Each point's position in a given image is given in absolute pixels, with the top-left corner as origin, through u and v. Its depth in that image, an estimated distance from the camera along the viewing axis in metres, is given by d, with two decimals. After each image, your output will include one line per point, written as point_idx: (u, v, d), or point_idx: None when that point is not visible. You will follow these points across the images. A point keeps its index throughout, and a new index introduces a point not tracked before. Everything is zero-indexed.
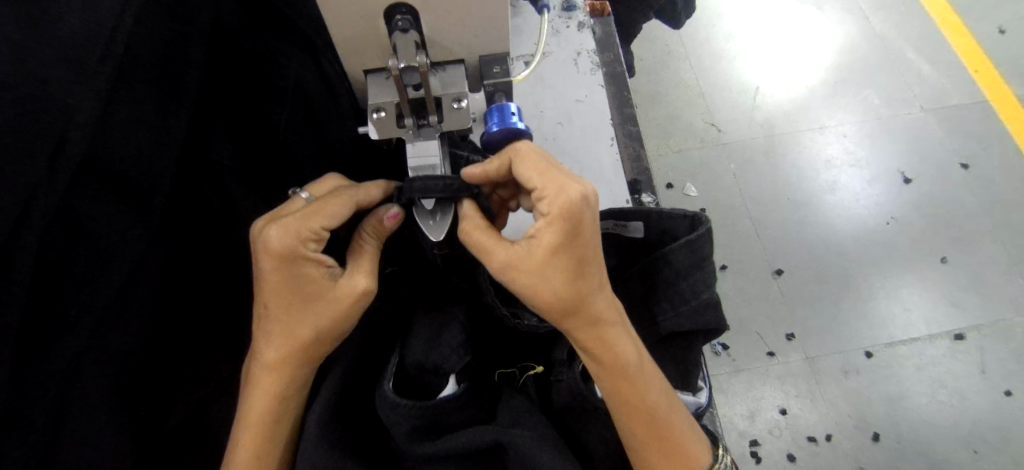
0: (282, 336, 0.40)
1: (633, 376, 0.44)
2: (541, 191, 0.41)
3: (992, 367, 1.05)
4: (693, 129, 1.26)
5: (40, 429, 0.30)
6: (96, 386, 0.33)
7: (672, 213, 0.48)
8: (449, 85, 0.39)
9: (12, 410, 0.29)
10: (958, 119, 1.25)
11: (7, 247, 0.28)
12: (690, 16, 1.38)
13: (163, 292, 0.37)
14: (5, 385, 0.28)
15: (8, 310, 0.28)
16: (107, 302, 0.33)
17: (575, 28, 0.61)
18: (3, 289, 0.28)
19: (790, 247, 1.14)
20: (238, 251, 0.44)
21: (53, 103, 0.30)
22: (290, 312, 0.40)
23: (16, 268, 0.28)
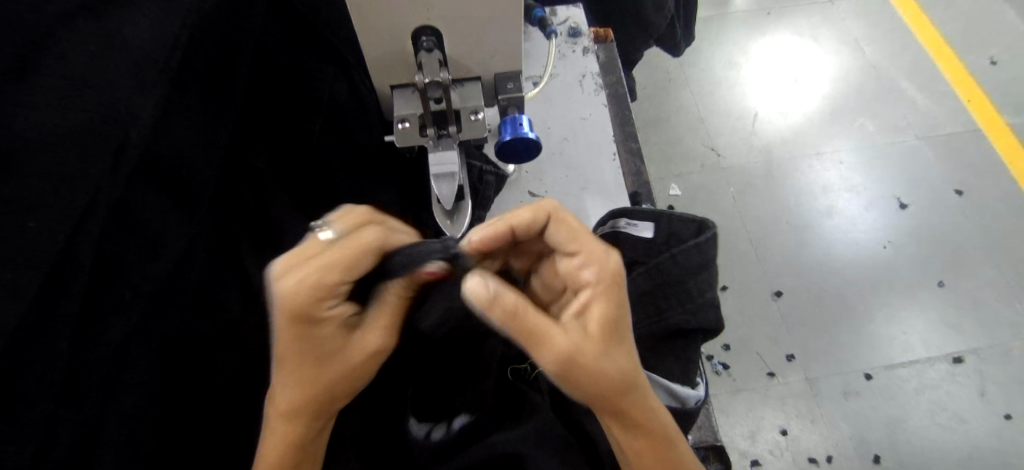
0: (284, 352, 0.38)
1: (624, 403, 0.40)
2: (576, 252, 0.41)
3: (992, 391, 1.39)
4: (703, 169, 1.68)
5: (93, 399, 0.34)
6: (141, 361, 0.37)
7: (683, 216, 0.51)
8: (468, 99, 0.42)
9: (73, 380, 0.33)
10: (939, 176, 1.66)
11: (75, 236, 0.32)
12: (699, 87, 1.81)
13: (201, 279, 0.42)
14: (69, 356, 0.32)
15: (73, 289, 0.32)
16: (154, 287, 0.37)
17: (580, 52, 0.65)
18: (71, 271, 0.32)
19: (781, 272, 1.53)
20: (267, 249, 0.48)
21: (120, 108, 0.34)
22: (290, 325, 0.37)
23: (82, 253, 0.33)
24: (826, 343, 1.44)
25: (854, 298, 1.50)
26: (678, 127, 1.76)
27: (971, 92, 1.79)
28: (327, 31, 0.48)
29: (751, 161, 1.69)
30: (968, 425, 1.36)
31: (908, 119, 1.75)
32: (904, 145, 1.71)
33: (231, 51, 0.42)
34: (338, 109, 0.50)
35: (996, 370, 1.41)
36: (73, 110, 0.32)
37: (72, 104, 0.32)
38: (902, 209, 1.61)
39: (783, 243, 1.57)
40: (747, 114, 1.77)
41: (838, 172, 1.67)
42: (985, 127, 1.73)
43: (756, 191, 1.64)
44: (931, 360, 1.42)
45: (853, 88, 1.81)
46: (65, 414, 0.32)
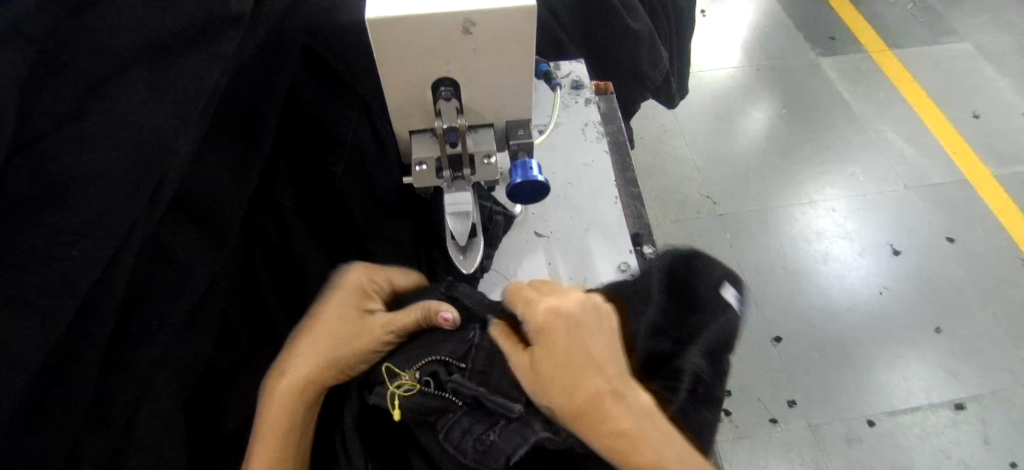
0: (311, 363, 0.45)
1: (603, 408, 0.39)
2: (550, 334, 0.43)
3: (995, 438, 1.38)
4: (700, 216, 1.72)
5: (113, 427, 0.35)
6: (163, 390, 0.38)
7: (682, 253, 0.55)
8: (481, 143, 0.45)
9: (97, 405, 0.34)
10: (930, 223, 1.70)
11: (109, 269, 0.35)
12: (693, 137, 1.89)
13: (224, 309, 0.44)
14: (94, 383, 0.34)
15: (101, 317, 0.34)
16: (181, 318, 0.39)
17: (583, 103, 0.69)
18: (101, 300, 0.35)
19: (779, 318, 1.54)
20: (289, 282, 0.50)
21: (161, 148, 0.37)
22: (318, 337, 0.46)
23: (114, 284, 0.35)
24: (827, 389, 1.44)
25: (854, 346, 1.50)
26: (675, 175, 1.81)
27: (956, 144, 1.86)
28: (359, 81, 0.48)
29: (746, 208, 1.73)
30: None
31: (897, 169, 1.81)
32: (894, 193, 1.76)
33: (266, 97, 0.44)
34: (359, 156, 0.50)
35: (998, 417, 1.40)
36: (119, 148, 0.35)
37: (121, 143, 0.35)
38: (896, 256, 1.64)
39: (780, 288, 1.59)
40: (741, 163, 1.83)
41: (831, 220, 1.71)
42: (972, 177, 1.79)
43: (753, 238, 1.68)
44: (933, 406, 1.42)
45: (842, 139, 1.87)
46: (85, 439, 0.34)
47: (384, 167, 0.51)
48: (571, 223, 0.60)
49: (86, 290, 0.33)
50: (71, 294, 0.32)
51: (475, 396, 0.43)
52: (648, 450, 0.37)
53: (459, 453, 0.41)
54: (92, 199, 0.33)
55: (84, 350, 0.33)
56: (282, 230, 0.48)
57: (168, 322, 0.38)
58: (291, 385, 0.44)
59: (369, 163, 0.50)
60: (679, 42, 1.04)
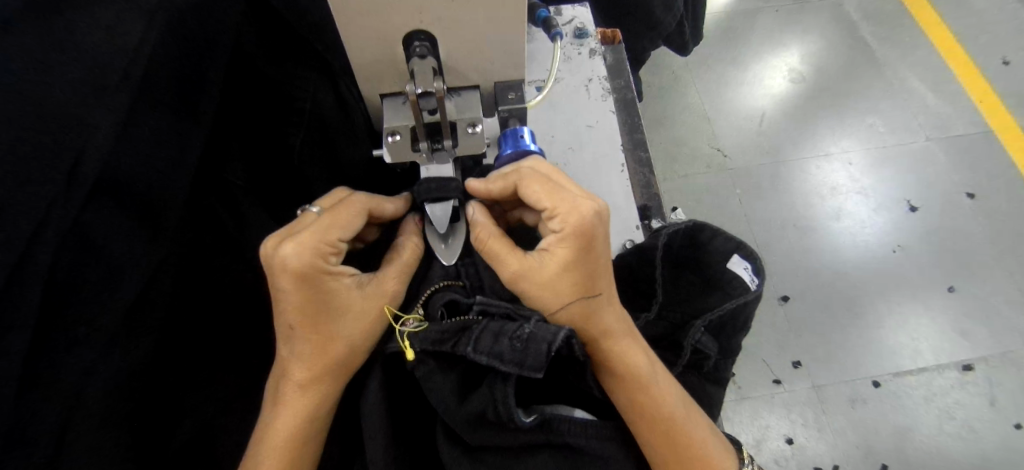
0: (313, 356, 0.39)
1: (618, 346, 0.42)
2: (551, 211, 0.41)
3: (1002, 400, 1.36)
4: (708, 168, 1.65)
5: (41, 448, 0.31)
6: (101, 401, 0.33)
7: (676, 225, 0.47)
8: (464, 110, 0.39)
9: (14, 425, 0.30)
10: (950, 176, 1.63)
11: (22, 268, 0.29)
12: (705, 85, 1.78)
13: (174, 306, 0.38)
14: (9, 401, 0.29)
15: (14, 329, 0.29)
16: (116, 319, 0.33)
17: (587, 55, 0.61)
18: (13, 307, 0.29)
19: (788, 276, 1.49)
20: (248, 274, 0.44)
21: (74, 123, 0.31)
22: (314, 330, 0.39)
23: (29, 288, 0.29)
24: (833, 349, 1.41)
25: (862, 306, 1.46)
26: (684, 127, 1.72)
27: (985, 93, 1.74)
28: (317, 36, 0.45)
29: (758, 162, 1.65)
30: (977, 434, 1.33)
31: (919, 118, 1.71)
32: (915, 146, 1.67)
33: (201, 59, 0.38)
34: (321, 122, 0.46)
35: (1006, 378, 1.38)
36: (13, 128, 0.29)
37: (11, 121, 0.29)
38: (912, 213, 1.58)
39: (790, 246, 1.53)
40: (755, 114, 1.73)
41: (847, 174, 1.63)
42: (999, 128, 1.69)
43: (763, 193, 1.60)
44: (940, 367, 1.39)
45: (862, 87, 1.76)
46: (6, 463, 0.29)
47: (350, 137, 0.48)
48: None
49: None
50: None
51: (505, 311, 0.39)
52: (660, 396, 0.42)
53: (494, 359, 0.37)
54: None
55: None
56: (236, 213, 0.43)
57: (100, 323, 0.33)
58: (303, 376, 0.40)
59: (332, 129, 0.46)
60: None
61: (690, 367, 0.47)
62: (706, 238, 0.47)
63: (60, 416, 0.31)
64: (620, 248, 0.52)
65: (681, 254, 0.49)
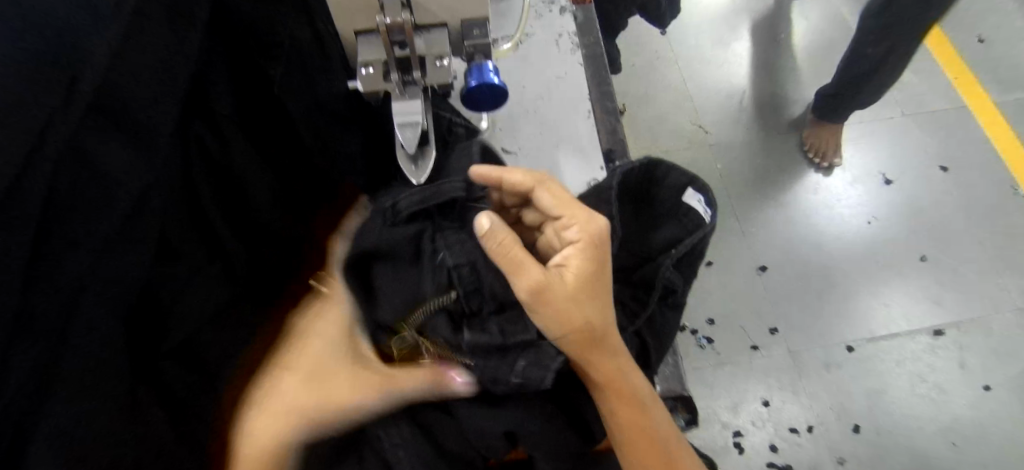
0: (348, 340, 0.50)
1: (605, 344, 0.48)
2: (566, 220, 0.49)
3: (970, 363, 1.41)
4: (690, 143, 1.69)
5: (46, 338, 0.33)
6: (99, 300, 0.36)
7: (638, 164, 0.51)
8: (433, 45, 0.42)
9: (24, 314, 0.32)
10: (925, 150, 1.67)
11: (26, 172, 0.32)
12: (687, 63, 1.81)
13: (163, 220, 0.42)
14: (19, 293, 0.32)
15: (23, 226, 0.32)
16: (111, 228, 0.37)
17: (558, 12, 0.64)
18: (21, 205, 0.32)
19: (766, 247, 1.54)
20: (230, 196, 0.49)
21: (71, 45, 0.34)
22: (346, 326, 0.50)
23: (32, 190, 0.32)
24: (809, 317, 1.46)
25: (837, 275, 1.51)
26: (666, 104, 1.75)
27: (960, 71, 1.79)
28: None
29: (738, 138, 1.69)
30: (947, 396, 1.38)
31: (895, 94, 1.75)
32: (891, 122, 1.71)
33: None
34: (298, 57, 0.49)
35: (974, 342, 1.43)
36: (24, 42, 0.32)
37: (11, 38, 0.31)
38: (887, 186, 1.62)
39: (768, 218, 1.57)
40: (736, 92, 1.76)
41: None
42: (972, 103, 1.74)
43: (743, 168, 1.65)
44: (912, 333, 1.44)
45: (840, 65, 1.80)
46: (10, 353, 0.31)
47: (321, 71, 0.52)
48: (540, 139, 0.57)
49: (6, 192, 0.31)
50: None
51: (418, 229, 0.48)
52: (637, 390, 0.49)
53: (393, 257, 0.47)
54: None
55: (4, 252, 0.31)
56: (220, 139, 0.47)
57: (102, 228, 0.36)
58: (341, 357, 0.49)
59: (308, 64, 0.50)
60: None
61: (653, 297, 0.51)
62: (670, 176, 0.52)
63: (63, 308, 0.34)
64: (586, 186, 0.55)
65: (644, 189, 0.53)
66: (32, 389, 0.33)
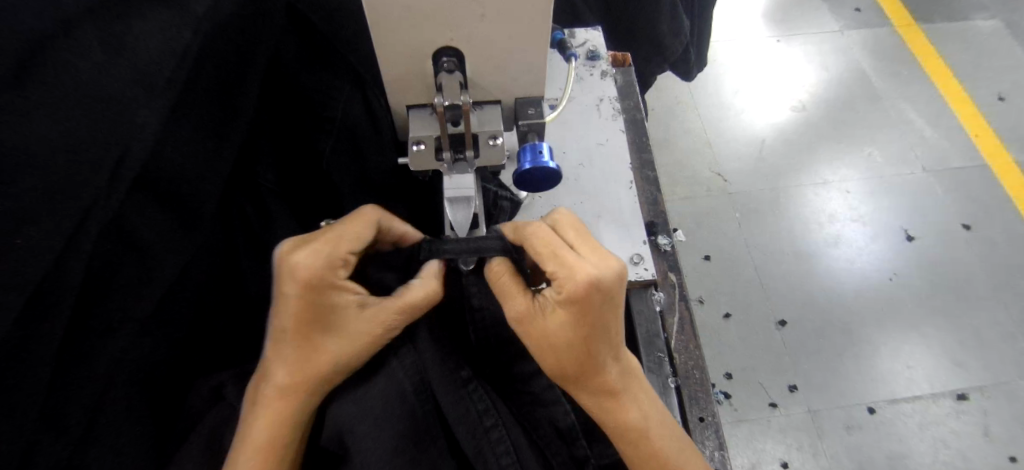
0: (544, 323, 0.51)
1: None
2: None
3: (993, 429, 1.36)
4: (704, 178, 1.71)
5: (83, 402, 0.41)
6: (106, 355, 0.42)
7: (666, 288, 0.66)
8: (486, 123, 0.44)
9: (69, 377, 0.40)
10: (942, 204, 1.67)
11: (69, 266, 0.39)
12: (706, 109, 1.83)
13: (204, 275, 0.51)
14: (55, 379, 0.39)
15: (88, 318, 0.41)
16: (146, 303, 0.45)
17: (599, 75, 0.74)
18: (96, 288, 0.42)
19: (786, 301, 1.51)
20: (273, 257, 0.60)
21: (122, 120, 0.40)
22: (543, 316, 0.51)
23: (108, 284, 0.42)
24: (828, 373, 1.42)
25: (859, 331, 1.48)
26: (685, 149, 1.76)
27: (975, 123, 1.80)
28: (346, 47, 0.55)
29: (757, 187, 1.69)
30: (973, 465, 1.33)
31: (916, 150, 1.76)
32: (910, 176, 1.71)
33: (323, 70, 0.55)
34: (350, 129, 0.58)
35: (1001, 409, 1.39)
36: (121, 70, 0.40)
37: (80, 130, 0.38)
38: (909, 242, 1.60)
39: (787, 271, 1.55)
40: (755, 140, 1.77)
41: (844, 201, 1.67)
42: (992, 162, 1.73)
43: (761, 216, 1.64)
44: (935, 396, 1.40)
45: (863, 120, 1.81)
46: (75, 398, 0.40)
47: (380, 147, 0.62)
48: (580, 208, 0.65)
49: (85, 210, 0.39)
50: (46, 196, 0.37)
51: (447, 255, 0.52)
52: None
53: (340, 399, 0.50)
54: (68, 193, 0.38)
55: (47, 236, 0.37)
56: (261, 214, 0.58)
57: (169, 269, 0.46)
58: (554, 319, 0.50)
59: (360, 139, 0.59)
60: (703, 11, 1.00)
61: (697, 419, 0.60)
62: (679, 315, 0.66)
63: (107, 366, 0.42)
64: (628, 258, 0.63)
65: (670, 304, 0.66)
66: (77, 433, 0.41)
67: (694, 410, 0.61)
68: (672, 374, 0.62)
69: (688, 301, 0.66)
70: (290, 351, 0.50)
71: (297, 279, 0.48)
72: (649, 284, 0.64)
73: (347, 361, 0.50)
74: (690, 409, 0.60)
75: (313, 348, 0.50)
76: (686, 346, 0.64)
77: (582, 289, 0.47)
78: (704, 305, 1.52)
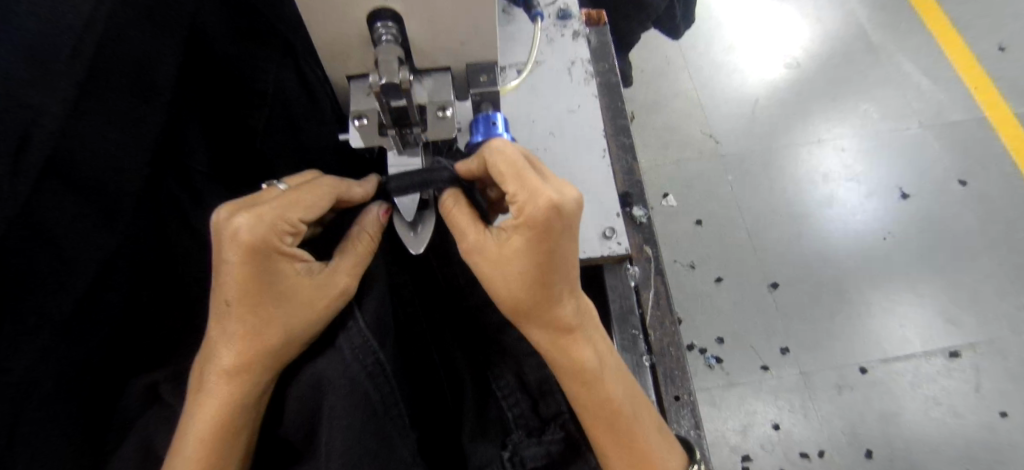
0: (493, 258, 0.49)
1: None
2: None
3: (985, 385, 1.37)
4: (695, 140, 1.66)
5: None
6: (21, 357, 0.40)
7: (641, 262, 0.64)
8: (434, 94, 0.41)
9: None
10: (939, 159, 1.63)
11: None
12: (698, 68, 1.77)
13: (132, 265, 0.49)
14: None
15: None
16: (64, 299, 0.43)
17: (570, 36, 0.70)
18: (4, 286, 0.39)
19: (779, 264, 1.49)
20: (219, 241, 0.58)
21: (21, 103, 0.37)
22: (496, 249, 0.49)
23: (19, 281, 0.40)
24: (820, 335, 1.42)
25: (852, 291, 1.46)
26: (676, 111, 1.71)
27: (975, 75, 1.74)
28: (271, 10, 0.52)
29: (749, 148, 1.65)
30: (963, 422, 1.33)
31: (913, 105, 1.71)
32: (907, 132, 1.67)
33: (251, 40, 0.53)
34: (283, 101, 0.56)
35: (993, 365, 1.39)
36: (12, 49, 0.37)
37: None
38: (904, 200, 1.57)
39: (779, 233, 1.53)
40: (749, 99, 1.72)
41: (839, 160, 1.63)
42: (991, 115, 1.69)
43: (754, 178, 1.60)
44: (927, 354, 1.40)
45: (860, 75, 1.75)
46: None
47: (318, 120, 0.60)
48: None
49: None
50: None
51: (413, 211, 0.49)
52: None
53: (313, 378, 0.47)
54: None
55: None
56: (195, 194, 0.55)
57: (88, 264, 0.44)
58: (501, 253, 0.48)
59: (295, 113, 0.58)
60: None
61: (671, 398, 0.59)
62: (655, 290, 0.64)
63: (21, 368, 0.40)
64: (601, 231, 0.60)
65: (644, 275, 0.64)
66: None
67: (668, 387, 0.59)
68: (646, 351, 0.61)
69: (664, 273, 0.64)
70: (234, 333, 0.46)
71: (240, 248, 0.44)
72: (623, 257, 0.62)
73: (293, 336, 0.47)
74: (665, 386, 0.59)
75: (262, 326, 0.46)
76: (662, 321, 0.63)
77: (543, 211, 0.44)
78: (696, 270, 1.50)
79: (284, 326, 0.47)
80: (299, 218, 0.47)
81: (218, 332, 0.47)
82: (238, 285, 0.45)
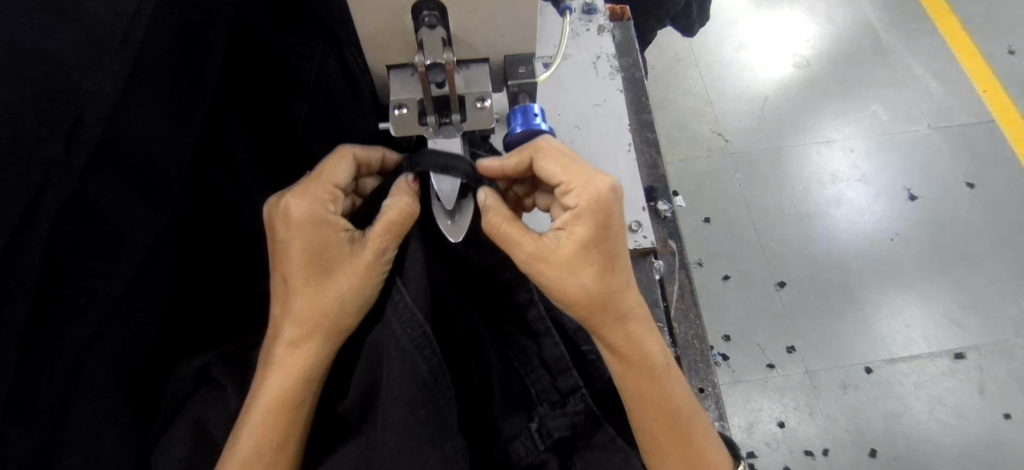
0: (564, 251, 0.48)
1: None
2: None
3: (989, 387, 1.37)
4: (704, 138, 1.67)
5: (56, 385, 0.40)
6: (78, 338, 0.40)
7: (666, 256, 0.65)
8: (472, 83, 0.42)
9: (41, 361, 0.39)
10: (948, 162, 1.63)
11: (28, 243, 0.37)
12: (707, 66, 1.78)
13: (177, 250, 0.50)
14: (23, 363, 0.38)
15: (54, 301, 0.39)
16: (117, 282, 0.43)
17: (595, 30, 0.70)
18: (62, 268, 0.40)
19: (786, 263, 1.50)
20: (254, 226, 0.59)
21: (75, 87, 0.39)
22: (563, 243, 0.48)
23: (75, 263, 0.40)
24: (827, 334, 1.43)
25: (858, 291, 1.47)
26: (685, 109, 1.72)
27: (984, 77, 1.75)
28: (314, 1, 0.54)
29: (758, 147, 1.65)
30: (967, 422, 1.34)
31: (922, 107, 1.71)
32: (916, 134, 1.67)
33: (297, 28, 0.55)
34: (325, 91, 0.58)
35: (997, 367, 1.40)
36: (66, 32, 0.38)
37: (25, 99, 0.36)
38: (912, 201, 1.58)
39: (787, 232, 1.53)
40: (758, 97, 1.72)
41: (848, 161, 1.63)
42: (999, 117, 1.69)
43: (762, 177, 1.61)
44: (933, 355, 1.41)
45: (869, 76, 1.76)
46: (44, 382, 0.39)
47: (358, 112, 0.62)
48: None
49: (39, 184, 0.37)
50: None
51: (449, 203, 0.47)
52: None
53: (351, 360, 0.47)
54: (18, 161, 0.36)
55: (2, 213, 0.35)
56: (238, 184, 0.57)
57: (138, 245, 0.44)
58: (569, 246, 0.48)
59: (335, 100, 0.59)
60: None
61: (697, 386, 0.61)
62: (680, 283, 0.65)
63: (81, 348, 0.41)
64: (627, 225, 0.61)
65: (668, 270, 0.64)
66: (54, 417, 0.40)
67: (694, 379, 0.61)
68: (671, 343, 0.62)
69: (687, 268, 0.64)
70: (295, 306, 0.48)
71: (294, 226, 0.48)
72: (648, 251, 0.63)
73: (351, 305, 0.48)
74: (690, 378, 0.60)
75: (317, 295, 0.48)
76: (685, 315, 0.64)
77: (600, 193, 0.48)
78: (703, 267, 1.51)
79: (337, 294, 0.48)
80: (334, 185, 0.50)
81: (281, 311, 0.49)
82: (298, 260, 0.48)
